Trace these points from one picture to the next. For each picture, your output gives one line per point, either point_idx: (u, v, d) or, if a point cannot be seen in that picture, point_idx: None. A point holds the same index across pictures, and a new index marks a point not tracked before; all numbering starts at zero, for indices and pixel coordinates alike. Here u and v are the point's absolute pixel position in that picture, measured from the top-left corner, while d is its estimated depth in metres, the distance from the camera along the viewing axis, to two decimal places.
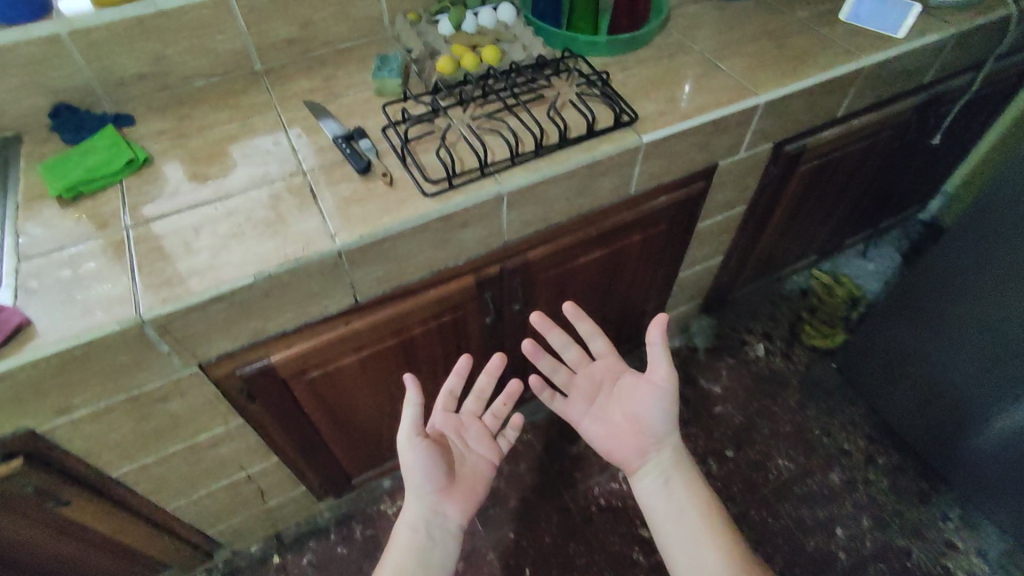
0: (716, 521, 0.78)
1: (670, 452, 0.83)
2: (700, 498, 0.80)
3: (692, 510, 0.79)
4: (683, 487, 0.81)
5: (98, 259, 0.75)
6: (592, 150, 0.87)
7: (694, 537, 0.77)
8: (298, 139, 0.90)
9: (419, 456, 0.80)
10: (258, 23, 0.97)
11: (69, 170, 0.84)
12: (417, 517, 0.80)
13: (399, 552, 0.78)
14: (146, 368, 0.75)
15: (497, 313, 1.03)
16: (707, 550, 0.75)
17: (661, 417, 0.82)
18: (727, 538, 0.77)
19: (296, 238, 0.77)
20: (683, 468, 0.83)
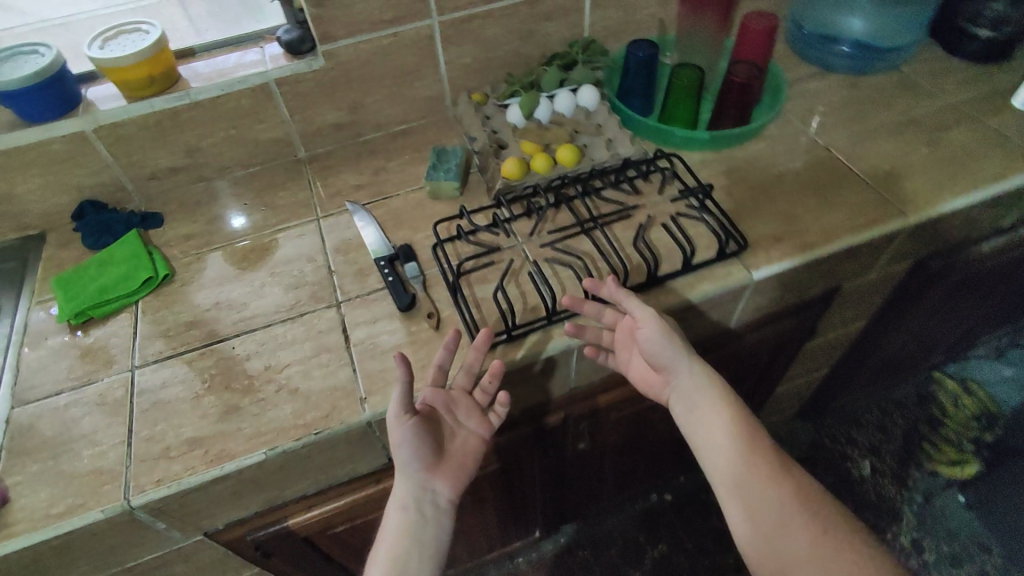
0: (761, 450, 0.61)
1: (691, 378, 0.65)
2: (734, 421, 0.63)
3: (733, 438, 0.62)
4: (713, 419, 0.64)
5: (95, 412, 0.64)
6: (689, 289, 0.70)
7: (743, 482, 0.60)
8: (336, 254, 0.77)
9: (402, 432, 0.61)
10: (304, 109, 0.85)
11: (83, 288, 0.74)
12: (406, 496, 0.64)
13: (389, 536, 0.62)
14: (140, 545, 0.63)
15: (556, 451, 0.90)
16: (768, 501, 0.59)
17: (670, 352, 0.64)
18: (782, 472, 0.60)
19: (319, 399, 0.64)
20: (710, 391, 0.65)
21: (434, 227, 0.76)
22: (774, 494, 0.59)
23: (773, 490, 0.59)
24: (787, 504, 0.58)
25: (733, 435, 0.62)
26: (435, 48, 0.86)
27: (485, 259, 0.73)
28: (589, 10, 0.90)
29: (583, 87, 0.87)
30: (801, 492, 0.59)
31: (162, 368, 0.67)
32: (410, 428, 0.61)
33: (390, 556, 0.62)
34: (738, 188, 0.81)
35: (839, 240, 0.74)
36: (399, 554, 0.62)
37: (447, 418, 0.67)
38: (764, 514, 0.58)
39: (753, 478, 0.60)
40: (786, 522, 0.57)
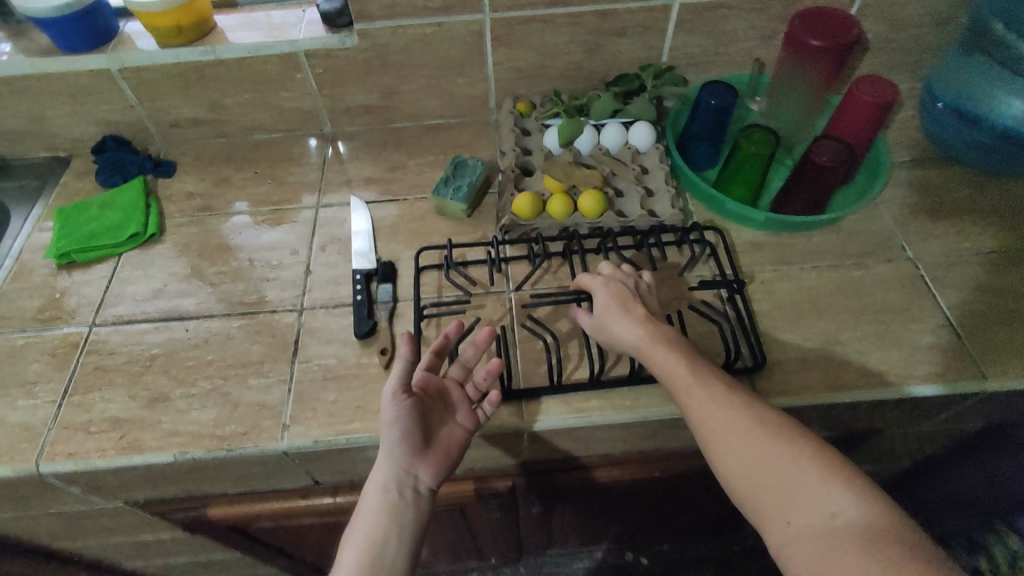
0: (715, 382, 0.52)
1: (631, 329, 0.56)
2: (682, 355, 0.54)
3: (687, 380, 0.52)
4: (663, 366, 0.53)
5: (43, 361, 0.64)
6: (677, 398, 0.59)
7: (708, 428, 0.50)
8: (320, 252, 0.72)
9: (394, 403, 0.53)
10: (333, 86, 0.79)
11: (77, 227, 0.74)
12: (387, 477, 0.54)
13: (367, 518, 0.53)
14: (58, 499, 0.64)
15: (511, 510, 0.82)
16: (730, 440, 0.49)
17: (615, 327, 0.57)
18: (738, 399, 0.51)
19: (244, 411, 0.60)
20: (647, 337, 0.55)
21: (419, 250, 0.69)
22: (737, 428, 0.49)
23: (736, 419, 0.49)
24: (763, 439, 0.48)
25: (686, 377, 0.52)
26: (482, 47, 0.76)
27: (459, 303, 0.65)
28: (672, 33, 0.77)
29: (637, 124, 0.75)
30: (767, 421, 0.49)
31: (117, 333, 0.66)
32: (404, 404, 0.53)
33: (366, 536, 0.52)
34: (784, 287, 0.67)
35: (886, 388, 0.60)
36: (380, 537, 0.52)
37: (441, 405, 0.57)
38: (729, 456, 0.48)
39: (714, 418, 0.50)
40: (757, 453, 0.47)
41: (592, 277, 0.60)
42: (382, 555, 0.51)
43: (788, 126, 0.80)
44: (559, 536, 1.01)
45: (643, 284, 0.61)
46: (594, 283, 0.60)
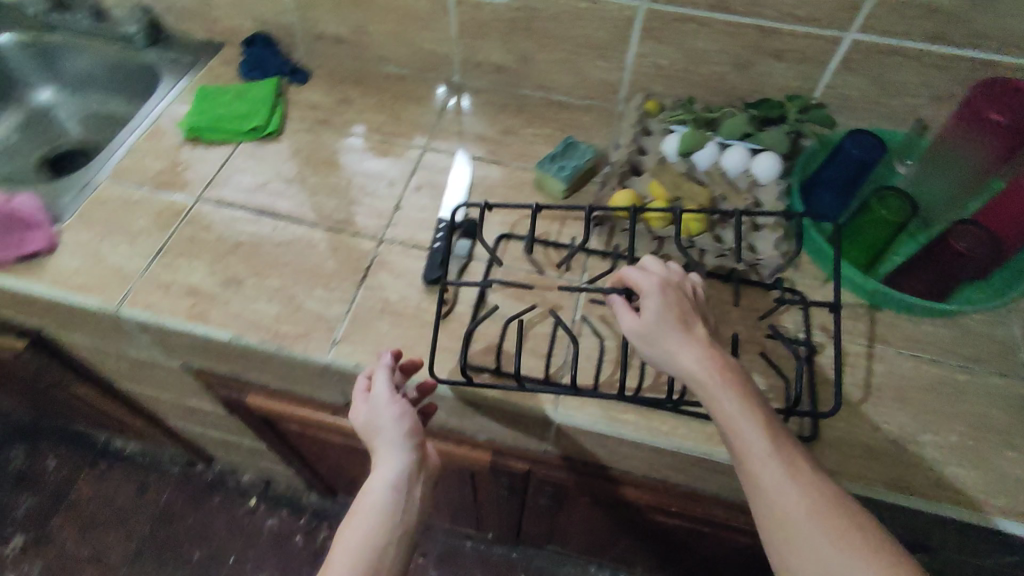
0: (794, 454, 0.44)
1: (694, 356, 0.48)
2: (753, 408, 0.46)
3: (762, 448, 0.44)
4: (731, 418, 0.45)
5: (151, 218, 0.70)
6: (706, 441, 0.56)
7: (781, 511, 0.42)
8: (414, 192, 0.74)
9: (401, 400, 0.56)
10: (472, 37, 0.80)
11: (210, 108, 0.79)
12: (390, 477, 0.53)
13: (372, 518, 0.50)
14: (129, 342, 0.70)
15: (519, 494, 0.81)
16: (813, 539, 0.41)
17: (670, 345, 0.48)
18: (824, 487, 0.43)
19: (303, 317, 0.63)
20: (712, 370, 0.47)
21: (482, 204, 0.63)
22: (823, 523, 0.41)
23: (821, 515, 0.42)
24: (855, 549, 0.40)
25: (762, 442, 0.44)
26: (629, 34, 0.74)
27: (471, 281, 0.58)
28: (832, 69, 0.71)
29: (764, 153, 0.70)
30: (860, 524, 0.41)
31: (217, 212, 0.71)
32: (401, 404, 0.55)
33: (370, 535, 0.50)
34: (870, 365, 0.62)
35: (948, 505, 0.54)
36: (380, 538, 0.50)
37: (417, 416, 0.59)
38: (808, 558, 0.41)
39: (797, 507, 0.42)
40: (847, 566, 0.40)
41: (646, 277, 0.51)
42: (382, 557, 0.49)
43: (935, 197, 0.71)
44: (557, 536, 1.00)
45: (697, 299, 0.53)
46: (651, 288, 0.51)
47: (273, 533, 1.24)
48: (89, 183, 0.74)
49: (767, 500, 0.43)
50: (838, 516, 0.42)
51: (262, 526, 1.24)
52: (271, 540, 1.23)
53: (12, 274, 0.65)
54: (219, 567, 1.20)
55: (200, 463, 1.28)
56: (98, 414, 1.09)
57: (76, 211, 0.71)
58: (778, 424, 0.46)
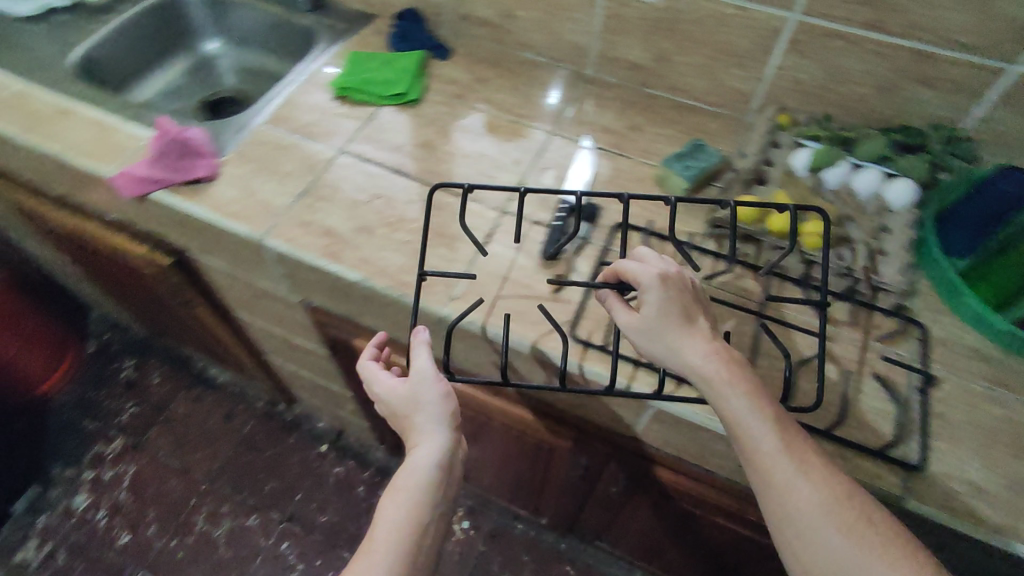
0: (801, 446, 0.47)
1: (698, 353, 0.50)
2: (757, 400, 0.48)
3: (770, 444, 0.46)
4: (739, 414, 0.47)
5: (299, 164, 0.77)
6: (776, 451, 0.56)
7: (795, 507, 0.44)
8: (539, 173, 0.78)
9: (444, 380, 0.59)
10: (613, 33, 0.82)
11: (360, 71, 0.86)
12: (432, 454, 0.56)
13: (416, 495, 0.54)
14: (263, 273, 0.77)
15: (589, 478, 0.84)
16: (824, 536, 0.43)
17: (669, 346, 0.50)
18: (833, 478, 0.45)
19: (424, 270, 0.67)
20: (716, 367, 0.49)
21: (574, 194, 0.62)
22: (833, 515, 0.44)
23: (832, 508, 0.44)
24: (864, 539, 0.43)
25: (771, 438, 0.46)
26: (773, 45, 0.74)
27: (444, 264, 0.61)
28: (988, 101, 0.68)
29: (900, 178, 0.68)
30: (867, 515, 0.44)
31: (357, 166, 0.77)
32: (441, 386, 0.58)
33: (412, 510, 0.54)
34: (989, 407, 0.59)
35: None
36: (421, 512, 0.54)
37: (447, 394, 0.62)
38: (817, 554, 0.43)
39: (808, 503, 0.44)
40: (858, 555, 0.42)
41: (643, 273, 0.52)
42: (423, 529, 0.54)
43: None
44: (613, 531, 1.01)
45: (696, 288, 0.54)
46: (650, 283, 0.52)
47: (338, 480, 1.31)
48: (248, 125, 0.82)
49: (780, 496, 0.45)
50: (843, 504, 0.44)
51: (330, 472, 1.32)
52: (336, 486, 1.31)
53: (178, 194, 0.74)
54: (287, 501, 1.29)
55: (283, 403, 1.38)
56: (207, 340, 1.20)
57: (235, 148, 0.79)
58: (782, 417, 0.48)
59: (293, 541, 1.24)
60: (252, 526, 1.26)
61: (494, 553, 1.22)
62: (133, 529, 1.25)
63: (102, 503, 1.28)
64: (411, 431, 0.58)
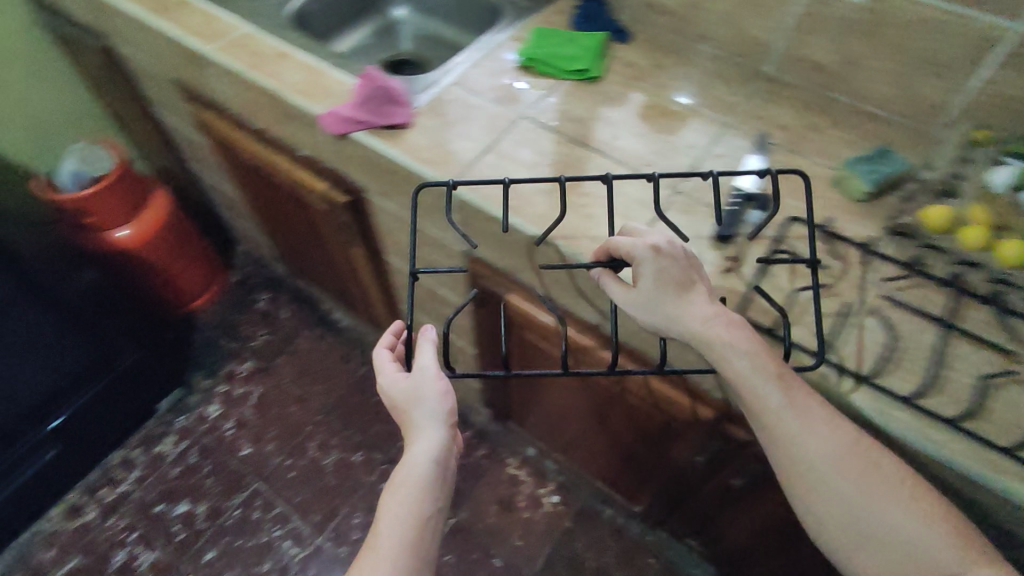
0: (807, 404, 0.52)
1: (696, 321, 0.53)
2: (760, 364, 0.52)
3: (779, 402, 0.52)
4: (746, 380, 0.52)
5: (485, 125, 0.83)
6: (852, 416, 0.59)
7: (806, 458, 0.51)
8: (711, 159, 0.80)
9: (445, 377, 0.60)
10: (804, 31, 0.82)
11: (545, 46, 0.91)
12: (434, 448, 0.58)
13: (417, 492, 0.55)
14: (436, 220, 0.84)
15: (710, 463, 0.86)
16: (839, 486, 0.50)
17: (666, 316, 0.54)
18: (836, 431, 0.52)
19: (597, 235, 0.71)
20: (713, 334, 0.53)
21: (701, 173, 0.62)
22: (840, 459, 0.51)
23: (837, 452, 0.51)
24: (861, 476, 0.51)
25: (778, 396, 0.52)
26: (984, 56, 0.71)
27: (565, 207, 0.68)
28: None
29: None
30: (865, 453, 0.52)
31: (537, 133, 0.82)
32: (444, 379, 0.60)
33: (414, 505, 0.55)
34: None
35: None
36: (423, 506, 0.56)
37: None
38: (831, 503, 0.51)
39: (821, 456, 0.51)
40: (859, 489, 0.50)
41: (632, 245, 0.56)
42: (424, 523, 0.55)
43: None
44: (713, 526, 1.03)
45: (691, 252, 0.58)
46: (644, 252, 0.55)
47: None
48: (438, 84, 0.89)
49: (790, 451, 0.51)
50: (840, 447, 0.51)
51: None
52: None
53: (378, 137, 0.81)
54: (390, 445, 1.37)
55: None
56: (346, 284, 1.30)
57: (426, 102, 0.86)
58: (786, 373, 0.53)
59: None
60: (357, 462, 1.35)
61: (580, 530, 1.28)
62: (254, 443, 1.38)
63: (231, 416, 1.42)
64: (410, 426, 0.60)
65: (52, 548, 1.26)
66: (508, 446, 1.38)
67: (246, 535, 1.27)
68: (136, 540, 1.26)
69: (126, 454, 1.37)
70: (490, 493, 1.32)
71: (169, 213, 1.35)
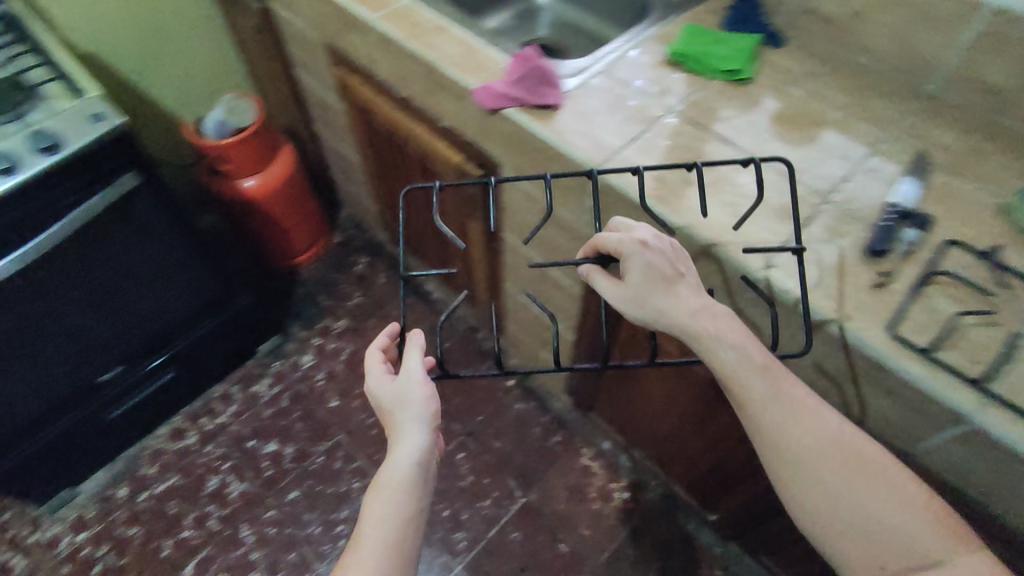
0: (786, 395, 0.59)
1: (682, 314, 0.61)
2: (743, 355, 0.60)
3: (764, 393, 0.59)
4: (731, 371, 0.60)
5: (633, 114, 0.85)
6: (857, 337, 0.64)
7: (788, 444, 0.58)
8: (864, 171, 0.78)
9: (430, 382, 0.65)
10: (981, 52, 0.79)
11: (698, 43, 0.91)
12: (417, 451, 0.62)
13: (401, 493, 0.59)
14: (572, 202, 0.86)
15: None
16: (822, 474, 0.57)
17: (653, 310, 0.62)
18: (816, 420, 0.59)
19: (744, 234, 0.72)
20: (698, 326, 0.60)
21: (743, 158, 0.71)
22: (820, 445, 0.58)
23: (818, 440, 0.58)
24: (839, 462, 0.58)
25: (761, 386, 0.59)
26: None
27: (707, 212, 0.69)
28: None
29: None
30: (844, 442, 0.58)
31: (685, 128, 0.83)
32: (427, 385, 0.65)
33: (397, 505, 0.60)
34: None
35: None
36: (405, 508, 0.60)
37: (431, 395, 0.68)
38: (811, 493, 0.57)
39: (802, 445, 0.58)
40: (836, 474, 0.57)
41: (621, 245, 0.64)
42: (405, 524, 0.59)
43: None
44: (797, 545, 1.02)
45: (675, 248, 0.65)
46: (632, 249, 0.63)
47: (518, 415, 1.42)
48: (587, 70, 0.90)
49: (774, 438, 0.58)
50: (818, 436, 0.58)
51: (512, 405, 1.43)
52: (515, 419, 1.42)
53: (529, 115, 0.84)
54: (469, 418, 1.41)
55: (484, 332, 1.51)
56: (450, 256, 1.34)
57: (576, 86, 0.88)
58: (764, 363, 0.60)
59: (468, 454, 1.37)
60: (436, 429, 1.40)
61: (649, 529, 1.28)
62: (342, 397, 1.45)
63: (322, 368, 1.49)
64: (395, 429, 0.64)
65: (154, 465, 1.36)
66: (584, 436, 1.39)
67: (328, 481, 1.33)
68: (229, 470, 1.35)
69: (226, 388, 1.47)
70: (562, 479, 1.34)
71: (291, 171, 1.42)
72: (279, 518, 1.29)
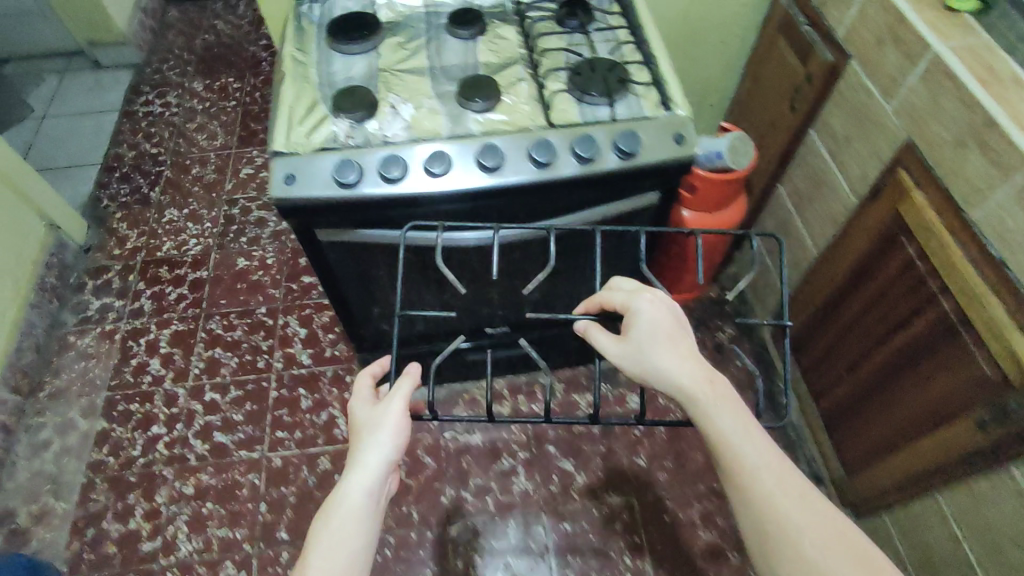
0: (772, 466, 0.60)
1: (679, 372, 0.63)
2: (736, 417, 0.61)
3: (754, 461, 0.59)
4: (716, 429, 0.61)
5: None
6: None
7: (773, 517, 0.58)
8: None
9: (406, 412, 0.67)
10: None
11: None
12: (377, 485, 0.64)
13: (354, 519, 0.62)
14: None
15: None
16: (807, 554, 0.56)
17: (649, 368, 0.65)
18: (799, 491, 0.59)
19: None
20: (696, 383, 0.63)
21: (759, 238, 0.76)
22: (802, 516, 0.57)
23: (802, 515, 0.57)
24: (822, 542, 0.56)
25: (751, 452, 0.60)
26: None
27: None
28: None
29: None
30: (827, 522, 0.57)
31: None
32: (404, 415, 0.66)
33: (347, 531, 0.62)
34: None
35: None
36: (357, 541, 0.62)
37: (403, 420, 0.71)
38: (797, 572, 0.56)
39: (786, 519, 0.57)
40: (819, 555, 0.56)
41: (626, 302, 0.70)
42: (355, 558, 0.62)
43: None
44: None
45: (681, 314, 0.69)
46: (636, 307, 0.68)
47: None
48: None
49: (757, 505, 0.58)
50: (797, 510, 0.57)
51: None
52: None
53: None
54: None
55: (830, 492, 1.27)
56: (870, 417, 1.12)
57: None
58: (747, 425, 0.61)
59: None
60: (731, 561, 1.22)
61: None
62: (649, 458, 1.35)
63: None
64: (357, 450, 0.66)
65: (467, 412, 1.41)
66: None
67: (604, 537, 1.25)
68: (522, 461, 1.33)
69: (551, 380, 1.45)
70: None
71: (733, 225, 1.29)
72: (546, 540, 1.25)
